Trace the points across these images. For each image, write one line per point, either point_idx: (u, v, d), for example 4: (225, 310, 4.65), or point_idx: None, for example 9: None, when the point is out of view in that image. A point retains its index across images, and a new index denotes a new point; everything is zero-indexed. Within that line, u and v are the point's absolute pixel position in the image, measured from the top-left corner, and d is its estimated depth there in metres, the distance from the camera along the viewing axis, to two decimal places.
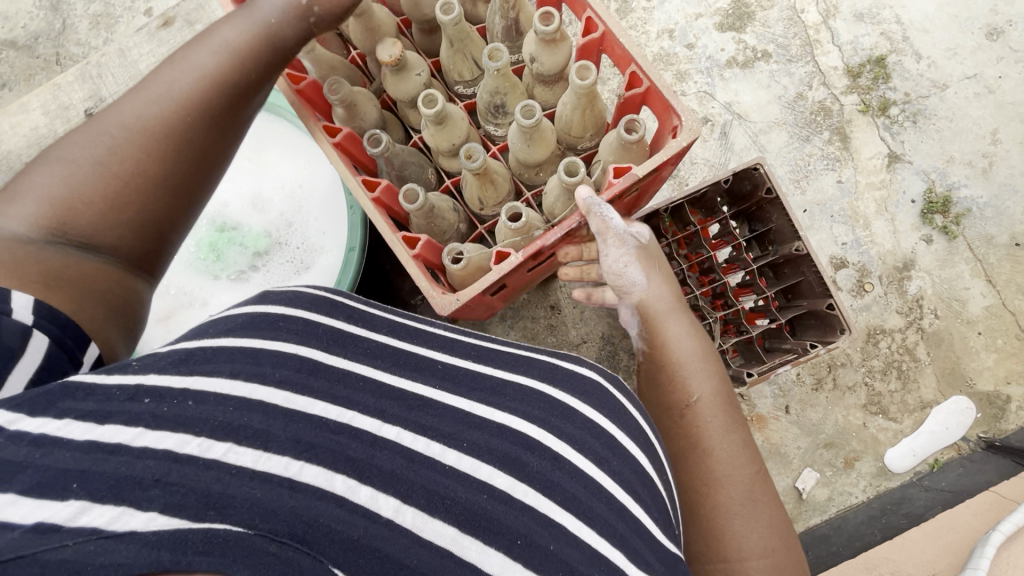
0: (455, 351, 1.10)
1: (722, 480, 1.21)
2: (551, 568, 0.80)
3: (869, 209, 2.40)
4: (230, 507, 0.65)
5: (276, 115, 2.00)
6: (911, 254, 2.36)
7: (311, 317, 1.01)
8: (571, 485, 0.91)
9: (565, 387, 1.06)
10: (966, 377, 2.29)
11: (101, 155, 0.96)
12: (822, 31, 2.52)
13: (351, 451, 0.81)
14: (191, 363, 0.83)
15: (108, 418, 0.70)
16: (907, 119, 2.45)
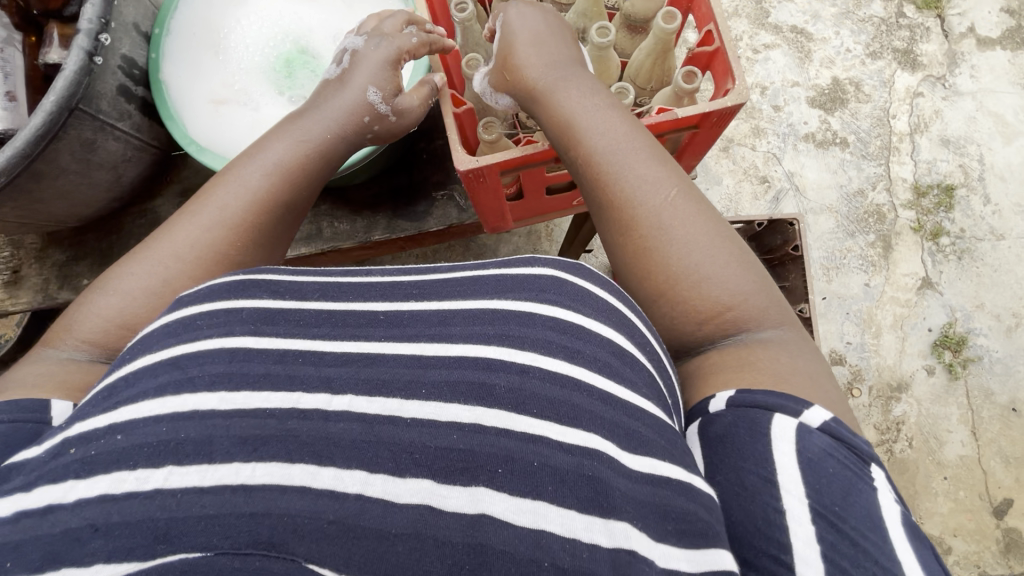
0: (398, 294, 0.91)
1: (685, 243, 1.01)
2: (549, 492, 0.66)
3: (885, 321, 2.40)
4: (178, 531, 0.57)
5: None
6: (908, 379, 2.36)
7: (236, 303, 0.83)
8: (579, 398, 0.75)
9: (519, 294, 0.87)
10: (915, 514, 2.26)
11: (245, 181, 1.10)
12: (904, 141, 2.54)
13: (299, 434, 0.67)
14: (120, 392, 0.71)
15: (36, 483, 0.61)
16: (953, 253, 2.45)
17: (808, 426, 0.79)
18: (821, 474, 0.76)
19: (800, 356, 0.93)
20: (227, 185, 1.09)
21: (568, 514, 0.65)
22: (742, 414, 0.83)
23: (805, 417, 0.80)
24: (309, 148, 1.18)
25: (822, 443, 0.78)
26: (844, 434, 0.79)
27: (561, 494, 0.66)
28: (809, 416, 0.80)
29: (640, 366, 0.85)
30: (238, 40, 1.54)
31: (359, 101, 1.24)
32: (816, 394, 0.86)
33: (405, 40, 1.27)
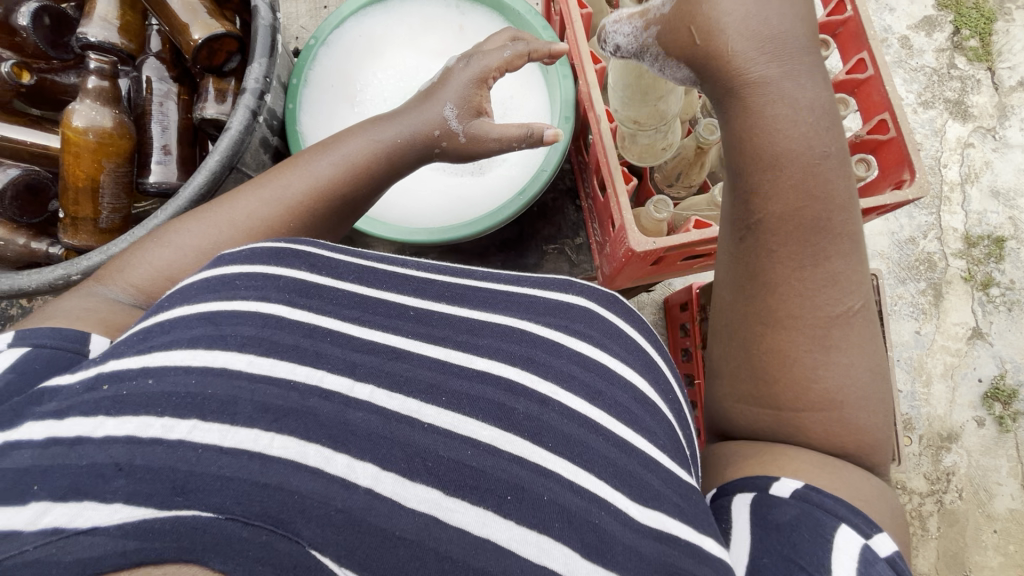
0: (428, 296, 1.06)
1: (829, 288, 1.03)
2: (556, 530, 0.80)
3: (937, 370, 2.40)
4: (198, 485, 0.66)
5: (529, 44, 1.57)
6: (959, 429, 2.36)
7: (272, 270, 0.97)
8: (593, 440, 0.92)
9: (547, 319, 1.07)
10: (965, 566, 2.26)
11: (317, 173, 1.12)
12: (955, 191, 2.56)
13: (317, 413, 0.80)
14: (151, 338, 0.83)
15: (67, 414, 0.71)
16: (1003, 304, 2.47)
17: (871, 548, 0.89)
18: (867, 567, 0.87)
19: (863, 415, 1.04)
20: (311, 164, 1.13)
21: (536, 543, 0.78)
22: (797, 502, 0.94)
23: (872, 539, 0.90)
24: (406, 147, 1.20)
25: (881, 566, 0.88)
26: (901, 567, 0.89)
27: (565, 535, 0.80)
28: (876, 539, 0.90)
29: (660, 413, 1.06)
30: (376, 93, 1.63)
31: (433, 117, 1.20)
32: (871, 509, 0.96)
33: (496, 58, 1.23)
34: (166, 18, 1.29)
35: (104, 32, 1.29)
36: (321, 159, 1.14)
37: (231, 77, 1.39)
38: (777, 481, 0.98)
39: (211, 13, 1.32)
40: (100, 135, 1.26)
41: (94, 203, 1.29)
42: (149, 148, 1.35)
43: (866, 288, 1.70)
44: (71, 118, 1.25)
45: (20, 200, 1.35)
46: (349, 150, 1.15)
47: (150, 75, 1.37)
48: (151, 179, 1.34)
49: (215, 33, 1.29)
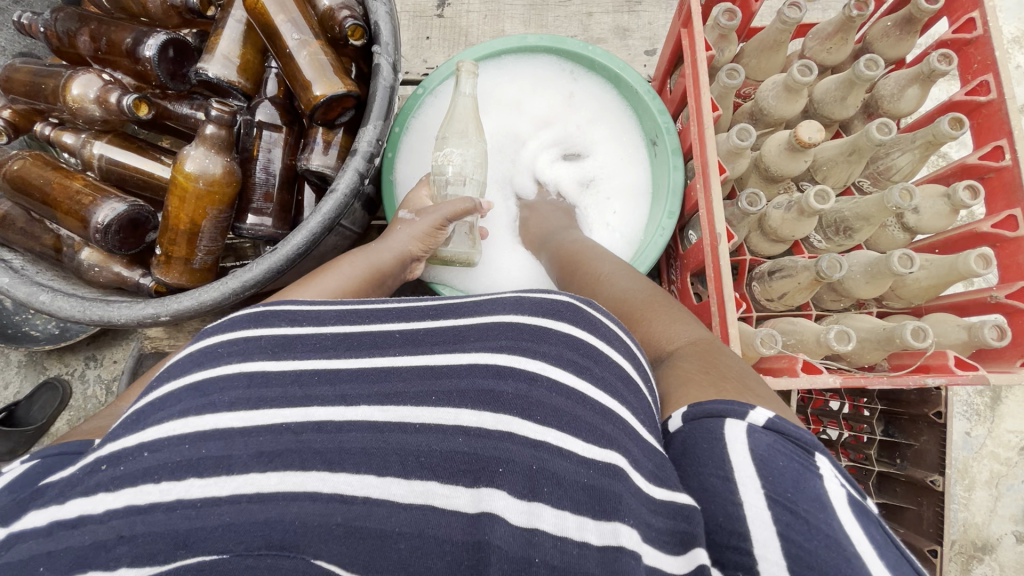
0: (411, 317, 0.55)
1: (649, 322, 0.67)
2: (546, 493, 0.40)
3: (982, 475, 1.45)
4: (207, 529, 0.37)
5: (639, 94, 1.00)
6: (1000, 543, 1.44)
7: (253, 330, 0.51)
8: (585, 416, 0.45)
9: (519, 321, 0.52)
10: None
11: (333, 284, 0.70)
12: None
13: (313, 443, 0.42)
14: (143, 420, 0.44)
15: (70, 497, 0.39)
16: None
17: (749, 424, 0.45)
18: (764, 466, 0.42)
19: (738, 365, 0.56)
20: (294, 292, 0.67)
21: (568, 514, 0.40)
22: (697, 421, 0.47)
23: (746, 413, 0.46)
24: (387, 265, 0.78)
25: (765, 439, 0.44)
26: (791, 426, 0.45)
27: (556, 496, 0.40)
28: (749, 412, 0.46)
29: (642, 392, 0.52)
30: None
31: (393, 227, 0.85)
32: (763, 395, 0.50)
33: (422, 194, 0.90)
34: (281, 61, 0.82)
35: (222, 72, 0.83)
36: (335, 265, 0.74)
37: (344, 127, 0.88)
38: (667, 417, 0.51)
39: (301, 9, 0.81)
40: (209, 182, 0.80)
41: (191, 243, 0.82)
42: (253, 192, 0.85)
43: (930, 391, 0.99)
44: (70, 85, 0.82)
45: (122, 230, 0.81)
46: (353, 265, 0.74)
47: (263, 119, 0.85)
48: (249, 222, 0.85)
49: (341, 93, 0.80)
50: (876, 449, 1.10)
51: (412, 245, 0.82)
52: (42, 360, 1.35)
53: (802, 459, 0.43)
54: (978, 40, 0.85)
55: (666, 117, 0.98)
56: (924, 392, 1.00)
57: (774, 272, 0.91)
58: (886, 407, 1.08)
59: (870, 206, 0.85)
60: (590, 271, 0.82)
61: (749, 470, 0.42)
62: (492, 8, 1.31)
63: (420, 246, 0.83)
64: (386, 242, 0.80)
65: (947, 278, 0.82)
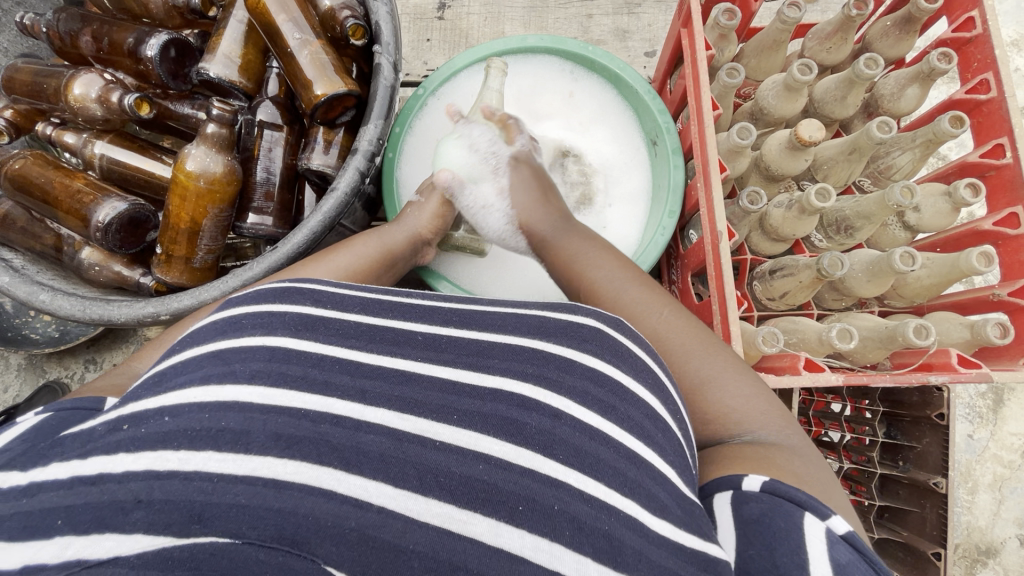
0: (435, 320, 0.55)
1: (715, 385, 0.60)
2: (567, 536, 0.40)
3: (985, 478, 1.44)
4: (221, 506, 0.35)
5: (636, 94, 1.01)
6: (1006, 548, 1.42)
7: (278, 306, 0.51)
8: (608, 457, 0.45)
9: (553, 346, 0.53)
10: None
11: (344, 264, 0.70)
12: None
13: (330, 438, 0.42)
14: (165, 381, 0.44)
15: (91, 453, 0.37)
16: None
17: (829, 528, 0.44)
18: (840, 572, 0.42)
19: (816, 468, 0.52)
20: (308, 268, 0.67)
21: (588, 560, 0.39)
22: (774, 496, 0.47)
23: (829, 516, 0.45)
24: (398, 247, 0.79)
25: (846, 552, 0.44)
26: (868, 546, 0.46)
27: (576, 540, 0.40)
28: (831, 515, 0.45)
29: (673, 434, 0.51)
30: None
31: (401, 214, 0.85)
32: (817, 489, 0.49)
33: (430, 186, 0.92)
34: (282, 60, 0.83)
35: (223, 71, 0.83)
36: (346, 244, 0.74)
37: (345, 126, 0.88)
38: (741, 473, 0.50)
39: (302, 8, 0.81)
40: (209, 181, 0.80)
41: (192, 242, 0.82)
42: (254, 191, 0.85)
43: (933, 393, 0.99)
44: (72, 85, 0.82)
45: (123, 230, 0.81)
46: (365, 245, 0.75)
47: (263, 119, 0.86)
48: (250, 221, 0.85)
49: (342, 92, 0.80)
50: (879, 452, 1.09)
51: (421, 228, 0.84)
52: (42, 364, 1.34)
53: (867, 563, 0.44)
54: (977, 39, 0.85)
55: (666, 116, 0.98)
56: (928, 394, 1.00)
57: (776, 271, 0.91)
58: (889, 409, 1.07)
59: (871, 205, 0.85)
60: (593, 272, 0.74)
61: (824, 568, 0.42)
62: (492, 11, 1.32)
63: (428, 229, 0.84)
64: (396, 225, 0.81)
65: (948, 276, 0.82)
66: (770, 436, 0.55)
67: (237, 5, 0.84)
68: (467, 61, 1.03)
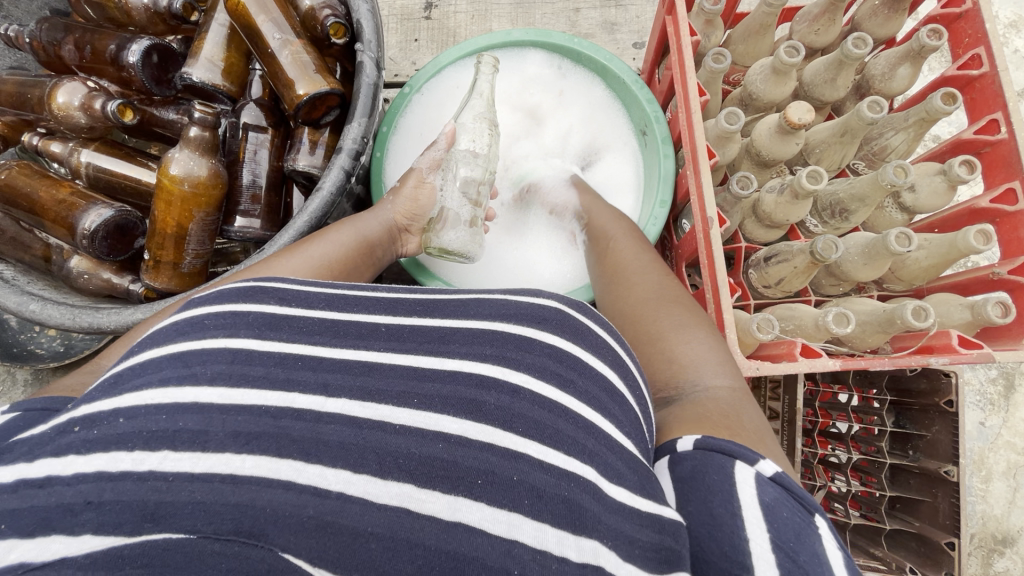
0: (398, 311, 0.54)
1: (679, 339, 0.62)
2: (525, 505, 0.39)
3: (999, 466, 1.40)
4: (176, 504, 0.34)
5: (627, 88, 0.99)
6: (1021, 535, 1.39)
7: (241, 306, 0.49)
8: (566, 429, 0.44)
9: (513, 321, 0.52)
10: None
11: (324, 254, 0.69)
12: None
13: (293, 431, 0.40)
14: (121, 384, 0.42)
15: (38, 456, 0.36)
16: None
17: (757, 472, 0.45)
18: (768, 514, 0.43)
19: (756, 417, 0.54)
20: (282, 260, 0.66)
21: (546, 528, 0.39)
22: (707, 451, 0.47)
23: (756, 461, 0.46)
24: (375, 235, 0.79)
25: (771, 490, 0.44)
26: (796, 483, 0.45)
27: (535, 509, 0.39)
28: (759, 459, 0.46)
29: (629, 404, 0.51)
30: None
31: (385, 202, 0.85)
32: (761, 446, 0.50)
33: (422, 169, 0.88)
34: (263, 61, 0.82)
35: (206, 75, 0.83)
36: (324, 233, 0.73)
37: (330, 126, 0.88)
38: (676, 437, 0.51)
39: (282, 10, 0.81)
40: (193, 185, 0.79)
41: (179, 248, 0.82)
42: (240, 194, 0.85)
43: (941, 380, 0.99)
44: (55, 94, 0.82)
45: (110, 237, 0.81)
46: (341, 234, 0.74)
47: (247, 121, 0.85)
48: (237, 225, 0.85)
49: (325, 92, 0.80)
50: (887, 443, 1.07)
51: (398, 214, 0.84)
52: (47, 377, 1.35)
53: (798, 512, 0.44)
54: (967, 15, 0.83)
55: (655, 105, 0.97)
56: (935, 381, 0.99)
57: (770, 257, 0.89)
58: (897, 398, 1.06)
59: (864, 187, 0.83)
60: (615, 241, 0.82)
61: (755, 512, 0.43)
62: (479, 9, 1.32)
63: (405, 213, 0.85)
64: (373, 214, 0.81)
65: (947, 256, 0.81)
66: (715, 382, 0.58)
67: (219, 9, 0.84)
68: (452, 57, 1.03)
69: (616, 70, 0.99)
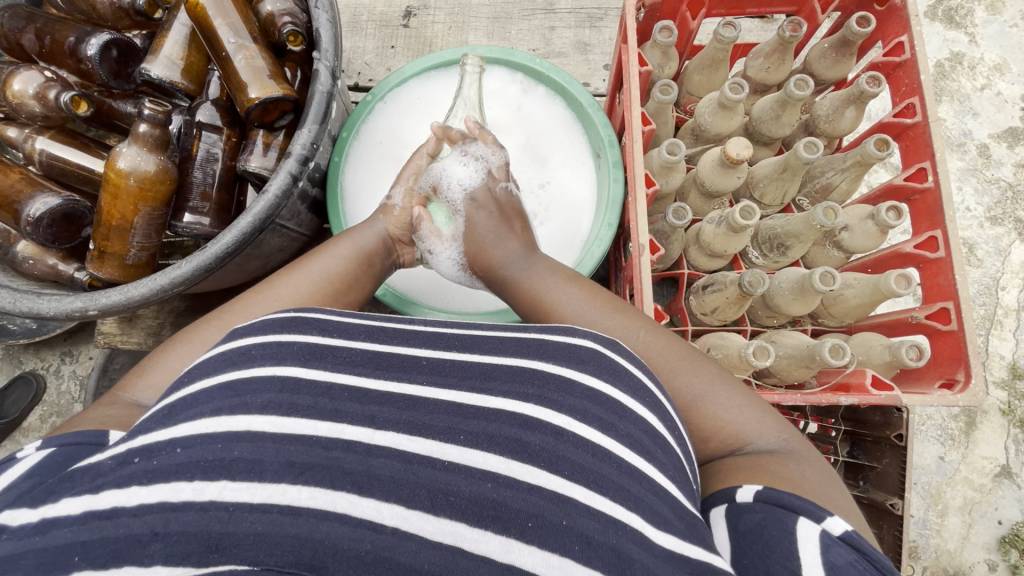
0: (437, 344, 0.54)
1: (705, 401, 0.59)
2: (576, 550, 0.39)
3: (955, 502, 1.40)
4: (239, 535, 0.36)
5: (584, 111, 1.02)
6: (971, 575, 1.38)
7: (285, 336, 0.50)
8: (613, 476, 0.45)
9: (557, 359, 0.52)
10: None
11: (325, 267, 0.69)
12: None
13: (343, 463, 0.41)
14: (176, 414, 0.43)
15: (103, 487, 0.37)
16: None
17: (825, 530, 0.46)
18: (833, 572, 0.43)
19: (818, 471, 0.54)
20: (282, 279, 0.66)
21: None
22: (772, 506, 0.48)
23: (824, 519, 0.47)
24: (372, 247, 0.75)
25: (843, 550, 0.45)
26: (868, 544, 0.46)
27: (586, 555, 0.39)
28: (827, 518, 0.47)
29: (671, 447, 0.51)
30: None
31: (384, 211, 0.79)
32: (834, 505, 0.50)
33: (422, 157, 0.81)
34: (218, 63, 0.84)
35: (165, 73, 0.85)
36: (321, 250, 0.72)
37: (285, 130, 0.90)
38: (736, 485, 0.52)
39: (240, 14, 0.83)
40: (140, 180, 0.81)
41: (124, 239, 0.83)
42: (189, 191, 0.86)
43: (894, 414, 0.99)
44: (11, 82, 0.83)
45: (55, 225, 0.82)
46: (339, 248, 0.72)
47: (202, 120, 0.87)
48: (185, 221, 0.86)
49: (277, 96, 0.82)
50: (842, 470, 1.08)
51: (391, 226, 0.78)
52: (17, 355, 1.35)
53: (872, 575, 0.45)
54: (906, 64, 0.86)
55: (609, 129, 0.99)
56: (888, 415, 1.00)
57: (708, 286, 0.92)
58: (852, 428, 1.06)
59: (799, 224, 0.86)
60: (556, 296, 0.69)
61: (817, 570, 0.44)
62: (456, 21, 1.34)
63: (397, 226, 0.77)
64: (363, 223, 0.77)
65: (873, 297, 0.83)
66: (769, 444, 0.56)
67: (182, 9, 0.86)
68: (417, 69, 1.06)
69: (575, 95, 1.02)
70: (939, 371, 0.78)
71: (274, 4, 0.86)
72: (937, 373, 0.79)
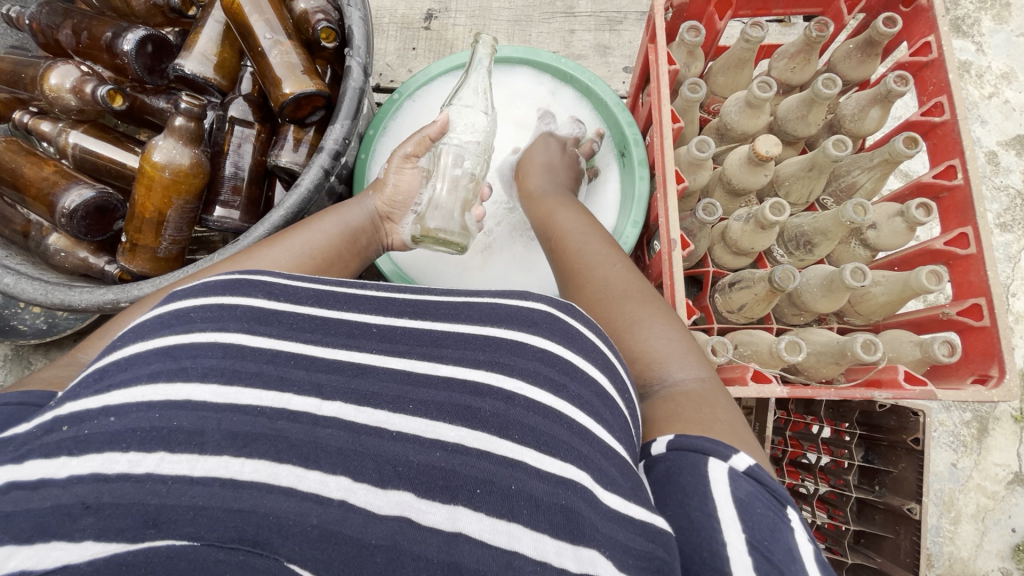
0: (390, 311, 0.52)
1: (655, 328, 0.62)
2: (524, 515, 0.38)
3: (968, 509, 1.39)
4: (178, 510, 0.33)
5: (608, 115, 1.02)
6: None
7: (227, 300, 0.47)
8: (561, 434, 0.42)
9: (510, 323, 0.50)
10: None
11: (308, 242, 0.66)
12: None
13: (290, 434, 0.39)
14: (108, 378, 0.40)
15: (28, 457, 0.35)
16: None
17: (731, 468, 0.46)
18: (743, 509, 0.43)
19: (732, 411, 0.54)
20: (261, 251, 0.63)
21: (546, 537, 0.37)
22: (681, 451, 0.48)
23: (728, 456, 0.46)
24: (359, 227, 0.74)
25: (746, 486, 0.45)
26: (769, 478, 0.46)
27: (535, 518, 0.38)
28: (732, 454, 0.47)
29: (620, 408, 0.49)
30: None
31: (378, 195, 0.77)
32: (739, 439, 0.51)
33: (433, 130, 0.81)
34: (254, 60, 0.85)
35: (198, 68, 0.86)
36: (306, 225, 0.68)
37: (315, 126, 0.90)
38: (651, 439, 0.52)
39: (276, 11, 0.84)
40: (175, 172, 0.81)
41: (156, 232, 0.84)
42: (222, 185, 0.87)
43: (908, 417, 0.98)
44: (49, 75, 0.85)
45: (88, 217, 0.83)
46: (323, 224, 0.70)
47: (235, 115, 0.87)
48: (216, 214, 0.86)
49: (311, 91, 0.82)
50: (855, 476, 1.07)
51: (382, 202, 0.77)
52: (27, 355, 1.34)
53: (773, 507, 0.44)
54: (933, 64, 0.87)
55: (634, 129, 0.99)
56: (903, 418, 0.99)
57: (733, 284, 0.92)
58: (866, 433, 1.06)
59: (827, 221, 0.86)
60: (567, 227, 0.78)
61: (729, 511, 0.43)
62: (477, 23, 1.35)
63: (386, 202, 0.77)
64: (353, 202, 0.76)
65: (901, 295, 0.83)
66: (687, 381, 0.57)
67: (216, 6, 0.87)
68: (442, 68, 1.06)
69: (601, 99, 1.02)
70: (972, 367, 0.79)
71: (308, 2, 0.87)
72: (962, 370, 0.80)
